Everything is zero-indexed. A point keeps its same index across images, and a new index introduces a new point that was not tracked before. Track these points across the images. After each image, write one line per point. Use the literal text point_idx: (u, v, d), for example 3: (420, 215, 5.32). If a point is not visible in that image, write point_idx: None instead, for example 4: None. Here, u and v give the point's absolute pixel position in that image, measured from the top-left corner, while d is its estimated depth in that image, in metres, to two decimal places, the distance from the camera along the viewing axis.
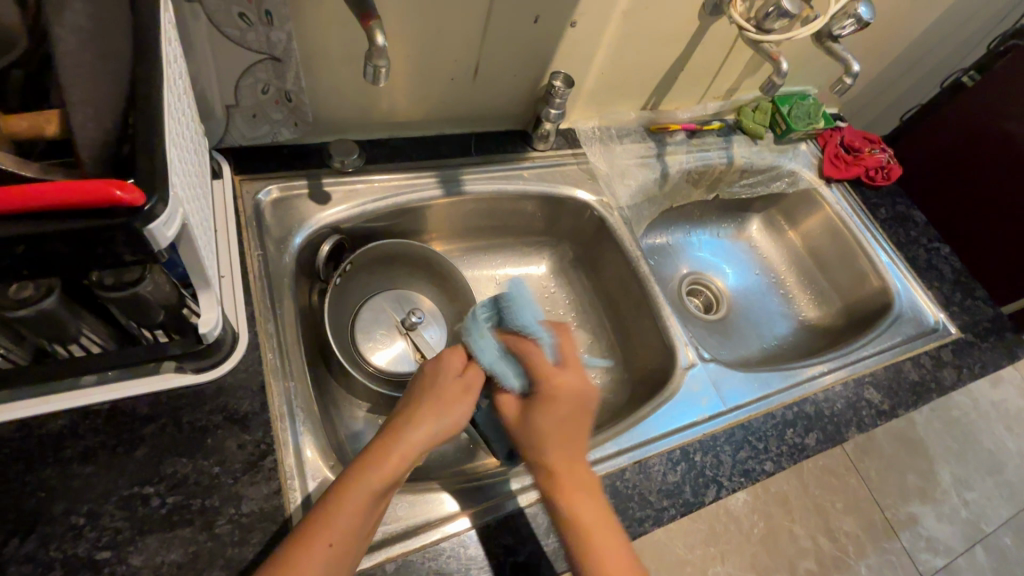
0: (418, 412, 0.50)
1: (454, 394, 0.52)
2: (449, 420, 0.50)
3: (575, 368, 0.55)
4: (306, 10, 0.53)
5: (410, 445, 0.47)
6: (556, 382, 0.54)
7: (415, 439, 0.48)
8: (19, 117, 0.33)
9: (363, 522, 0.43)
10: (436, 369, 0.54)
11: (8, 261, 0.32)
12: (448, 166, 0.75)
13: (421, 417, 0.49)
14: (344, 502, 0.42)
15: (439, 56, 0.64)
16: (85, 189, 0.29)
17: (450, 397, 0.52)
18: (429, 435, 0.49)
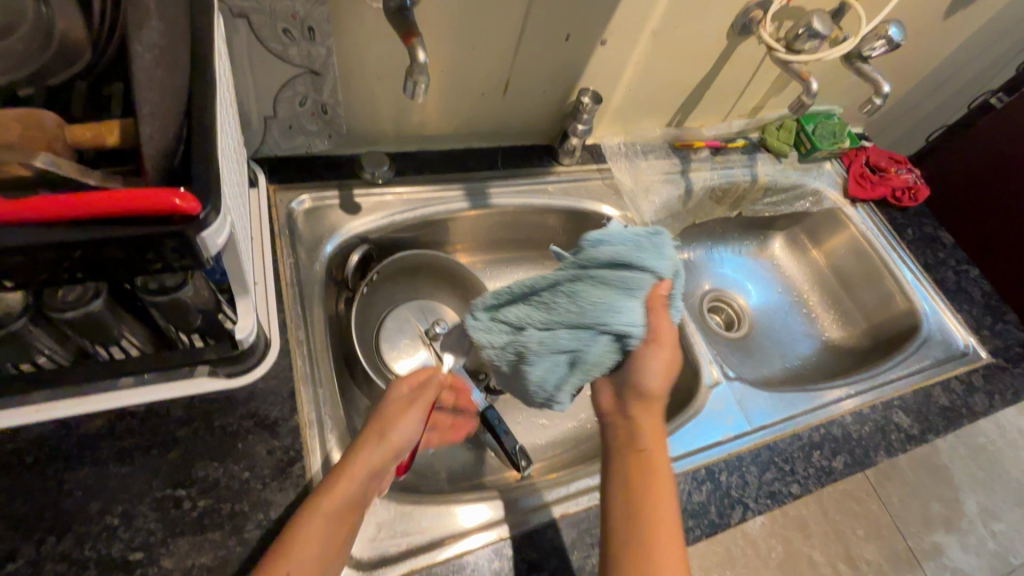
0: (364, 437, 0.49)
1: (403, 412, 0.51)
2: (394, 435, 0.49)
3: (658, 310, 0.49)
4: (346, 26, 0.55)
5: (357, 465, 0.46)
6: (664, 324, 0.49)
7: (362, 458, 0.46)
8: (83, 126, 0.35)
9: (324, 550, 0.42)
10: (391, 389, 0.54)
11: (65, 264, 0.33)
12: (475, 180, 0.76)
13: (364, 441, 0.48)
14: (305, 527, 0.42)
15: (471, 71, 0.65)
16: (147, 197, 0.30)
17: (395, 413, 0.51)
18: (376, 452, 0.47)
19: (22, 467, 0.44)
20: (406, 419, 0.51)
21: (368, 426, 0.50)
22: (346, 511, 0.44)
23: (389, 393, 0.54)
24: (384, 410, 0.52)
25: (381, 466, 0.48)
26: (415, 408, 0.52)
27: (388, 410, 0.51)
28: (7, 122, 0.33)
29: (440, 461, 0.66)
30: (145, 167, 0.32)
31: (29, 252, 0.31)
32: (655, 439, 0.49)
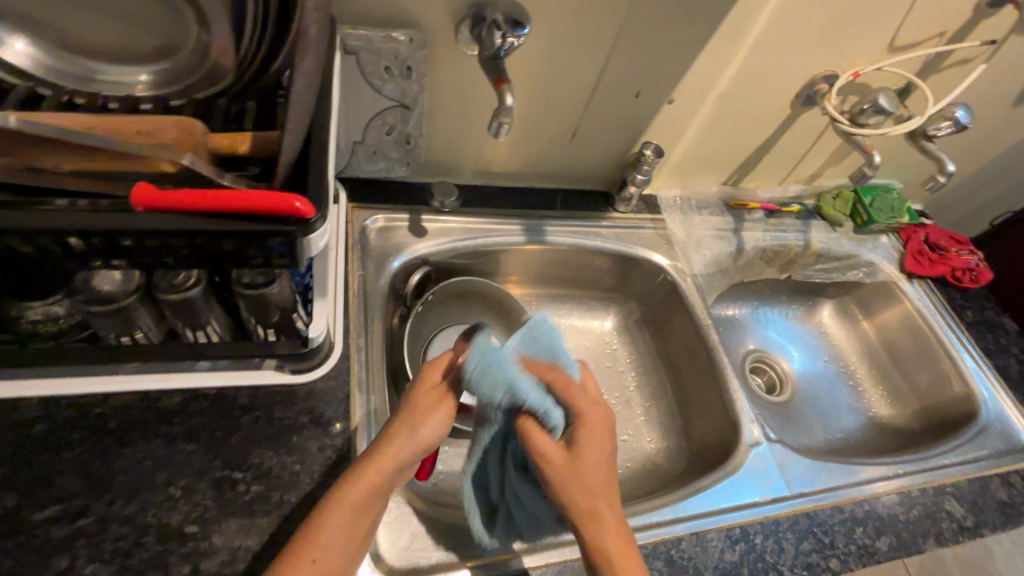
0: (391, 428, 0.48)
1: (439, 411, 0.50)
2: (415, 429, 0.49)
3: (593, 403, 0.51)
4: (440, 68, 0.61)
5: (384, 456, 0.46)
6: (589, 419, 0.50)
7: (389, 451, 0.47)
8: (221, 136, 0.41)
9: (346, 540, 0.43)
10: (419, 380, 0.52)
11: (187, 249, 0.38)
12: (534, 217, 0.80)
13: (392, 434, 0.48)
14: (327, 515, 0.43)
15: (545, 117, 0.70)
16: (272, 198, 0.35)
17: (423, 410, 0.50)
18: (402, 446, 0.47)
19: (105, 430, 0.49)
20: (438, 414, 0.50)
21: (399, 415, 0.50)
22: (366, 507, 0.44)
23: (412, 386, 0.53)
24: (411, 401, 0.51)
25: (404, 459, 0.47)
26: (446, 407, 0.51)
27: (420, 408, 0.50)
28: (165, 126, 0.38)
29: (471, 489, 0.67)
30: (276, 172, 0.37)
31: (162, 237, 0.36)
32: (607, 496, 0.48)
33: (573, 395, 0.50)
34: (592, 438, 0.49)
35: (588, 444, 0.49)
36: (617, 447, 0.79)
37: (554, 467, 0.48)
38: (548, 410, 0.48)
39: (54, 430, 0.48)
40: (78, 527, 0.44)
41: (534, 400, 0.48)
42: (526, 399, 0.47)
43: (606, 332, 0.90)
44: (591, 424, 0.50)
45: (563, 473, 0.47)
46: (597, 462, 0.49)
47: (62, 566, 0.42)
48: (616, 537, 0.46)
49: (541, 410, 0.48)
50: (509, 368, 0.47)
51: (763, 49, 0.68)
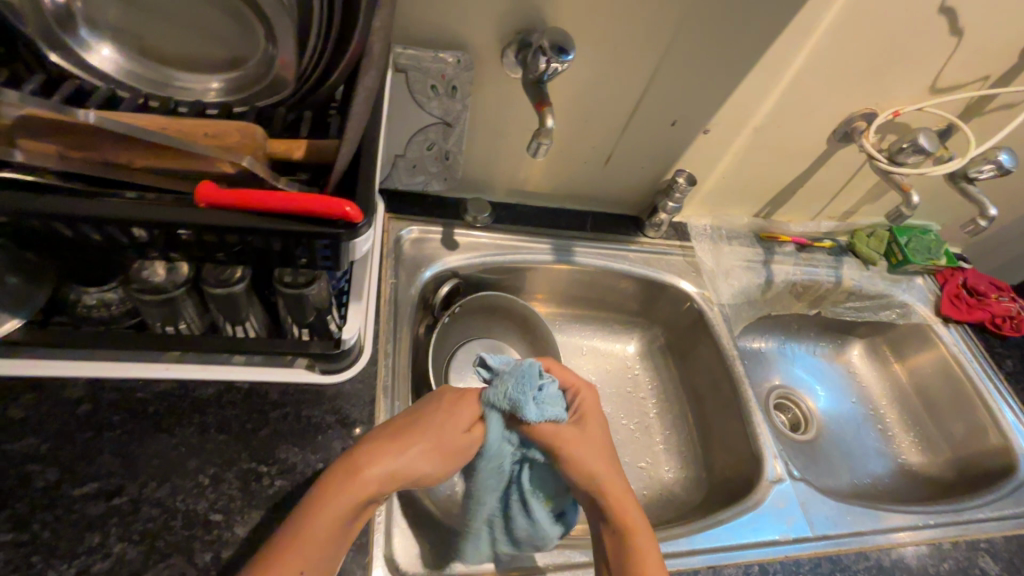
0: (413, 450, 0.48)
1: (453, 450, 0.51)
2: (422, 452, 0.48)
3: (588, 397, 0.61)
4: (484, 89, 0.63)
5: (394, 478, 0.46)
6: (586, 410, 0.59)
7: (401, 473, 0.47)
8: (278, 141, 0.43)
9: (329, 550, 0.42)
10: (438, 404, 0.53)
11: (239, 245, 0.40)
12: (563, 236, 0.81)
13: (410, 457, 0.48)
14: (322, 511, 0.42)
15: (581, 140, 0.72)
16: (325, 201, 0.37)
17: (446, 447, 0.50)
18: (414, 472, 0.48)
19: (144, 414, 0.51)
20: (453, 452, 0.51)
21: (405, 431, 0.49)
22: (355, 520, 0.44)
23: (425, 404, 0.53)
24: (428, 423, 0.50)
25: (407, 484, 0.48)
26: (458, 441, 0.51)
27: (436, 435, 0.50)
28: (230, 130, 0.41)
29: None
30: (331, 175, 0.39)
31: (218, 233, 0.38)
32: (614, 467, 0.55)
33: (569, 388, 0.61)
34: (593, 413, 0.59)
35: (591, 425, 0.58)
36: (634, 473, 0.78)
37: (570, 440, 0.54)
38: (555, 412, 0.55)
39: (96, 411, 0.50)
40: (111, 505, 0.46)
41: (537, 406, 0.54)
42: (532, 409, 0.54)
43: (628, 356, 0.89)
44: (590, 402, 0.60)
45: (581, 443, 0.55)
46: (600, 440, 0.57)
47: (93, 542, 0.44)
48: (631, 508, 0.52)
49: (546, 415, 0.55)
50: (523, 382, 0.55)
51: (801, 85, 0.68)
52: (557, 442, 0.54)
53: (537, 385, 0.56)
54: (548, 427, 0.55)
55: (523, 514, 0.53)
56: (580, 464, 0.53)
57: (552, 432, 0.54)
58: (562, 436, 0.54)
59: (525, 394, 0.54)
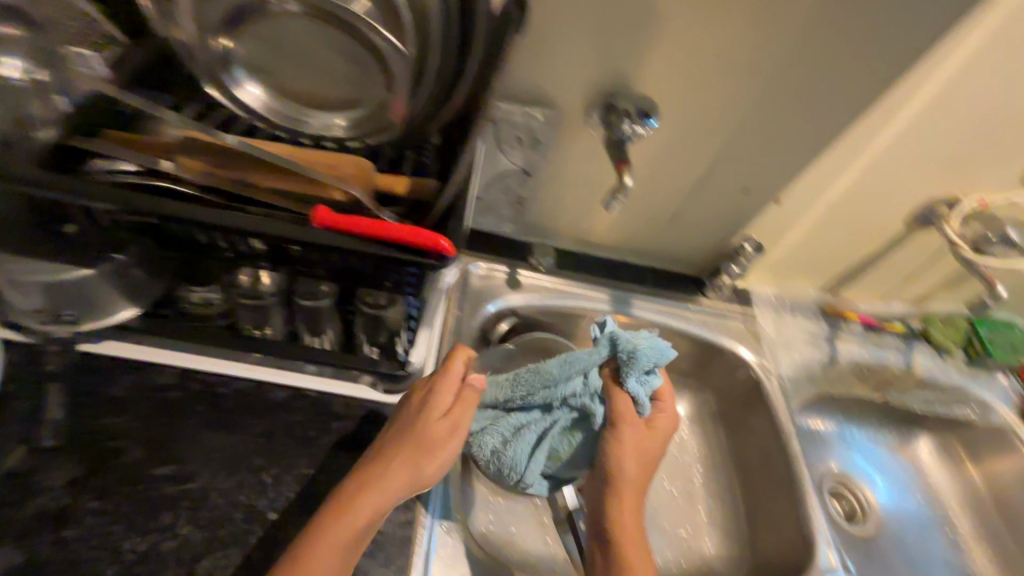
0: (394, 463, 0.49)
1: (436, 443, 0.50)
2: (401, 470, 0.49)
3: (670, 412, 0.62)
4: (565, 144, 0.67)
5: (381, 496, 0.48)
6: (659, 416, 0.62)
7: (388, 490, 0.48)
8: (384, 176, 0.48)
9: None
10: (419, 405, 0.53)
11: (339, 264, 0.44)
12: (623, 288, 0.82)
13: (393, 471, 0.49)
14: (313, 548, 0.44)
15: (652, 199, 0.74)
16: (423, 235, 0.41)
17: (429, 442, 0.50)
18: (399, 484, 0.48)
19: (221, 408, 0.55)
20: (438, 447, 0.50)
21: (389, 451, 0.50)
22: (355, 543, 0.46)
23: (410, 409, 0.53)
24: (406, 437, 0.50)
25: (398, 494, 0.48)
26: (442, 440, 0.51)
27: (416, 443, 0.50)
28: (346, 163, 0.46)
29: (518, 548, 0.66)
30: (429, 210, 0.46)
31: (324, 252, 0.42)
32: (646, 472, 0.59)
33: (660, 396, 0.63)
34: (663, 428, 0.61)
35: (655, 435, 0.60)
36: (674, 540, 0.75)
37: (631, 430, 0.58)
38: (644, 400, 0.59)
39: (181, 399, 0.54)
40: (184, 489, 0.49)
41: (637, 382, 0.59)
42: (633, 381, 0.58)
43: (678, 419, 0.86)
44: (665, 418, 0.62)
45: (637, 438, 0.59)
46: (651, 450, 0.59)
47: (165, 522, 0.47)
48: (632, 520, 0.56)
49: (638, 394, 0.59)
50: (646, 352, 0.59)
51: (882, 166, 0.69)
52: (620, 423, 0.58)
53: (647, 369, 0.60)
54: (626, 406, 0.59)
55: (531, 452, 0.61)
56: (622, 451, 0.58)
57: (627, 411, 0.59)
58: (629, 421, 0.58)
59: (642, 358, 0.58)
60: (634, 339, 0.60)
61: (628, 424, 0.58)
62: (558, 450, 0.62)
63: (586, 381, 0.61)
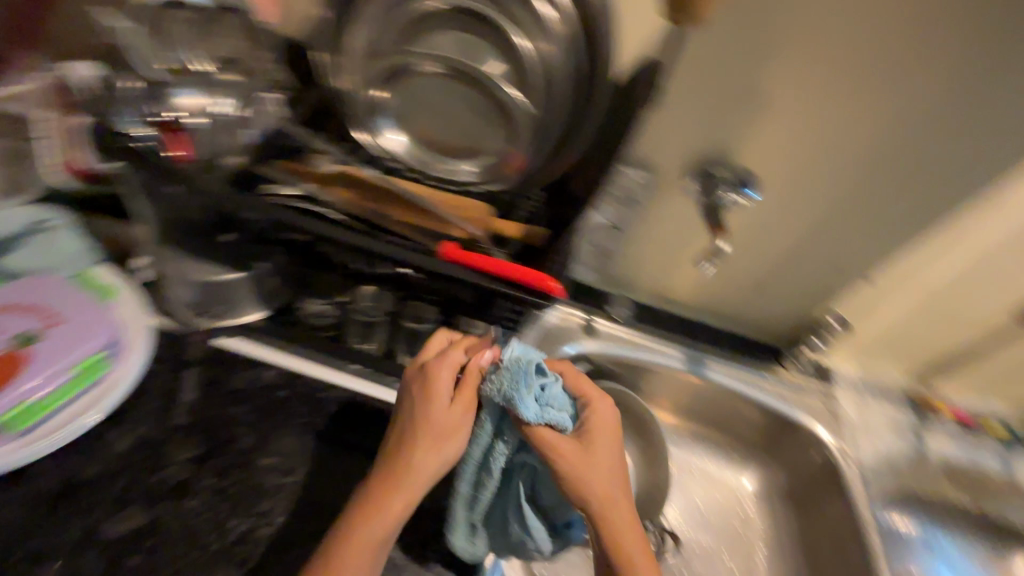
0: (410, 454, 0.47)
1: (450, 429, 0.48)
2: (413, 469, 0.46)
3: (603, 398, 0.51)
4: (658, 204, 0.70)
5: (406, 492, 0.46)
6: (594, 415, 0.50)
7: (410, 484, 0.46)
8: (503, 220, 0.54)
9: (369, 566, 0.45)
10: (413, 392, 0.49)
11: (459, 292, 0.49)
12: (696, 347, 0.82)
13: (414, 466, 0.46)
14: (343, 549, 0.44)
15: (737, 266, 0.75)
16: (541, 279, 0.47)
17: (444, 429, 0.47)
18: (420, 475, 0.46)
19: (316, 409, 0.58)
20: (454, 433, 0.48)
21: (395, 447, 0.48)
22: (382, 535, 0.45)
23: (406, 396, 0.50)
24: (413, 431, 0.47)
25: (421, 484, 0.47)
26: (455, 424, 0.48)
27: (426, 432, 0.47)
28: (478, 206, 0.54)
29: None
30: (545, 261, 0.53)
31: (449, 283, 0.47)
32: (617, 480, 0.48)
33: (582, 390, 0.51)
34: (603, 427, 0.49)
35: (599, 438, 0.49)
36: None
37: (566, 454, 0.47)
38: (559, 416, 0.48)
39: (284, 397, 0.59)
40: (280, 482, 0.53)
41: (538, 409, 0.47)
42: (530, 413, 0.46)
43: (742, 490, 0.85)
44: (602, 418, 0.50)
45: (577, 460, 0.47)
46: (610, 457, 0.48)
47: (262, 509, 0.51)
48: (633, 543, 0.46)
49: (548, 419, 0.47)
50: (523, 383, 0.46)
51: (992, 258, 0.66)
52: (553, 455, 0.46)
53: (538, 384, 0.48)
54: (549, 435, 0.47)
55: (522, 525, 0.51)
56: (574, 481, 0.46)
57: (551, 445, 0.47)
58: (557, 454, 0.47)
59: (523, 395, 0.46)
60: (510, 364, 0.47)
61: (560, 453, 0.47)
62: (544, 502, 0.52)
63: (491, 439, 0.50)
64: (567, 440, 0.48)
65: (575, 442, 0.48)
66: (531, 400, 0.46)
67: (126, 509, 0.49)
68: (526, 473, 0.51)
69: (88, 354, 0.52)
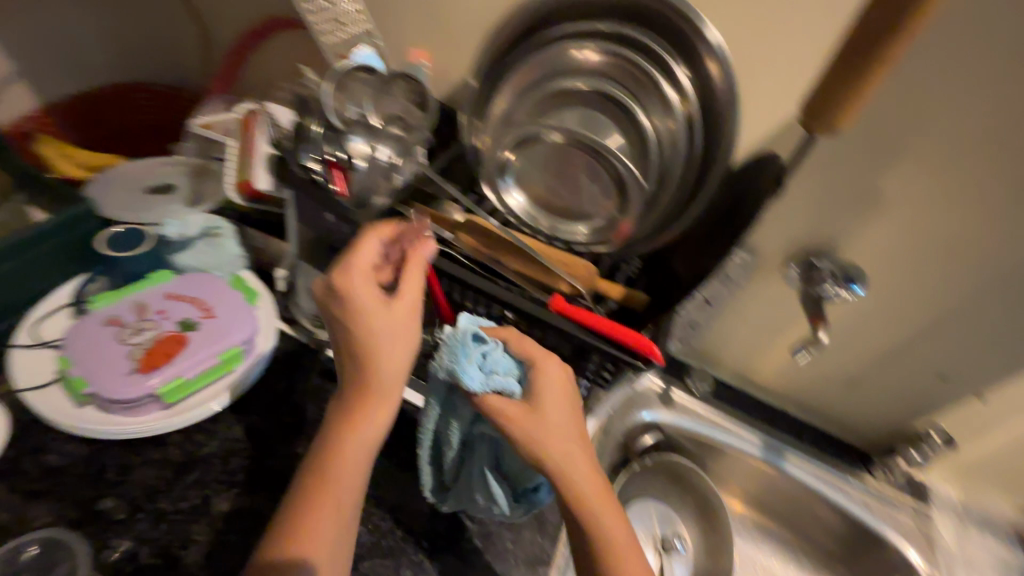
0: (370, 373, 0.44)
1: (400, 331, 0.45)
2: (381, 392, 0.44)
3: (551, 358, 0.48)
4: (752, 287, 0.71)
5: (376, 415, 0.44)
6: (541, 372, 0.47)
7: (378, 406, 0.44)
8: (606, 281, 0.57)
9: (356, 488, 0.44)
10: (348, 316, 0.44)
11: (560, 341, 0.52)
12: (777, 437, 0.78)
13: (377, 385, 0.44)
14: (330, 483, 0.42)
15: (830, 358, 0.73)
16: (641, 340, 0.48)
17: (392, 337, 0.44)
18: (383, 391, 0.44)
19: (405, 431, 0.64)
20: (403, 332, 0.45)
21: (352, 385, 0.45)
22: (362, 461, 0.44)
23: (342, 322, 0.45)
24: (371, 349, 0.44)
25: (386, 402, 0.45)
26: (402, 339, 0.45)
27: (378, 345, 0.44)
28: (580, 262, 0.55)
29: None
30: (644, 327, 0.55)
31: (552, 330, 0.51)
32: (572, 437, 0.45)
33: (528, 352, 0.48)
34: (554, 387, 0.47)
35: (548, 396, 0.46)
36: None
37: (513, 420, 0.45)
38: (504, 382, 0.46)
39: None
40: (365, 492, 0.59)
41: (482, 378, 0.45)
42: (473, 384, 0.45)
43: None
44: (551, 378, 0.47)
45: (525, 424, 0.44)
46: (564, 412, 0.46)
47: None
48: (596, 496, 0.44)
49: (493, 387, 0.45)
50: (461, 353, 0.45)
51: None
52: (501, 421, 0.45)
53: (479, 352, 0.46)
54: (494, 402, 0.45)
55: (485, 492, 0.52)
56: (524, 444, 0.44)
57: (498, 413, 0.45)
58: (503, 419, 0.45)
59: (461, 364, 0.44)
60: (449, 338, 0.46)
61: (506, 419, 0.45)
62: (508, 467, 0.51)
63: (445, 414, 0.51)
64: (513, 405, 0.45)
65: (522, 406, 0.45)
66: (473, 367, 0.45)
67: (234, 488, 0.54)
68: (487, 442, 0.51)
69: (227, 349, 0.58)
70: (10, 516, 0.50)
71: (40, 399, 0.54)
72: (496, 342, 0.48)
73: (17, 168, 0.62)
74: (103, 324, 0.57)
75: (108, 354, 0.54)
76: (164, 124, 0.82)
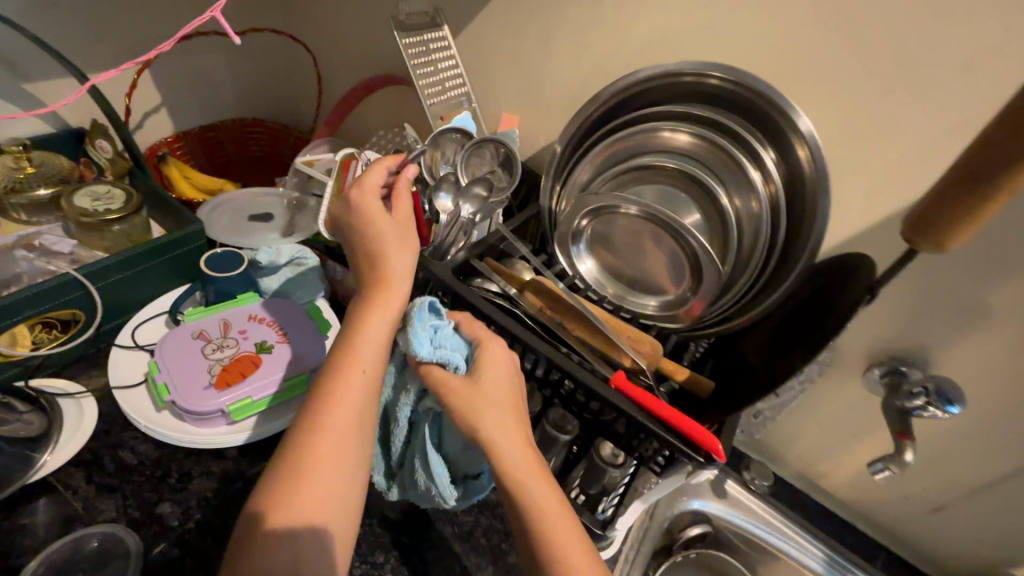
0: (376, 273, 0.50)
1: (399, 233, 0.52)
2: (387, 309, 0.48)
3: (495, 344, 0.49)
4: (827, 387, 0.66)
5: (378, 320, 0.48)
6: (486, 351, 0.48)
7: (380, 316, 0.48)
8: (670, 362, 0.55)
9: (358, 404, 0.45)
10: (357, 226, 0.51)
11: (618, 420, 0.51)
12: (844, 554, 0.70)
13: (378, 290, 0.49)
14: (334, 388, 0.44)
15: (912, 477, 0.66)
16: (702, 435, 0.46)
17: (385, 243, 0.51)
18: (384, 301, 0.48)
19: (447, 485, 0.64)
20: (402, 234, 0.52)
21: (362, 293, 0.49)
22: (356, 373, 0.45)
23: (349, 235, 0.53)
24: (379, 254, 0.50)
25: (389, 311, 0.48)
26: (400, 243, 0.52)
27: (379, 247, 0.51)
28: (646, 339, 0.54)
29: None
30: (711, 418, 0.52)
31: (608, 406, 0.49)
32: (511, 413, 0.45)
33: (477, 333, 0.50)
34: (494, 367, 0.47)
35: (488, 372, 0.47)
36: None
37: (455, 392, 0.45)
38: (450, 356, 0.47)
39: None
40: (396, 541, 0.59)
41: (430, 349, 0.47)
42: (421, 350, 0.46)
43: None
44: (493, 356, 0.48)
45: (464, 396, 0.45)
46: (502, 389, 0.46)
47: (377, 560, 0.57)
48: (526, 460, 0.43)
49: (441, 358, 0.47)
50: (415, 320, 0.47)
51: None
52: (442, 391, 0.46)
53: (431, 324, 0.48)
54: (438, 374, 0.47)
55: (426, 472, 0.52)
56: (463, 416, 0.45)
57: (441, 384, 0.46)
58: (445, 390, 0.46)
59: (415, 329, 0.46)
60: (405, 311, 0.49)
61: (451, 396, 0.45)
62: (449, 450, 0.52)
63: (399, 388, 0.53)
64: (457, 380, 0.46)
65: (464, 380, 0.46)
66: (424, 335, 0.47)
67: None
68: (430, 418, 0.52)
69: (293, 377, 0.60)
70: (82, 505, 0.53)
71: (129, 397, 0.59)
72: (445, 318, 0.50)
73: (150, 189, 0.72)
74: (193, 336, 0.61)
75: (191, 365, 0.59)
76: (271, 156, 0.93)
